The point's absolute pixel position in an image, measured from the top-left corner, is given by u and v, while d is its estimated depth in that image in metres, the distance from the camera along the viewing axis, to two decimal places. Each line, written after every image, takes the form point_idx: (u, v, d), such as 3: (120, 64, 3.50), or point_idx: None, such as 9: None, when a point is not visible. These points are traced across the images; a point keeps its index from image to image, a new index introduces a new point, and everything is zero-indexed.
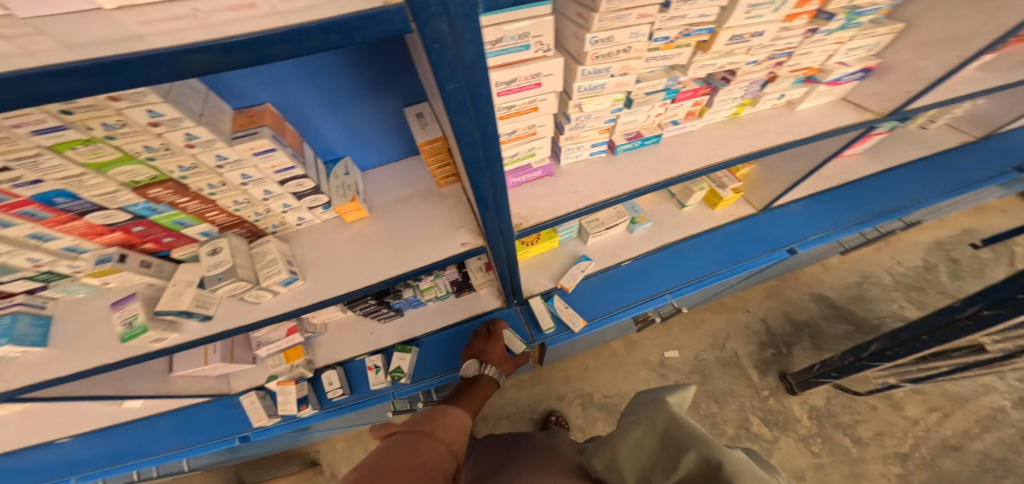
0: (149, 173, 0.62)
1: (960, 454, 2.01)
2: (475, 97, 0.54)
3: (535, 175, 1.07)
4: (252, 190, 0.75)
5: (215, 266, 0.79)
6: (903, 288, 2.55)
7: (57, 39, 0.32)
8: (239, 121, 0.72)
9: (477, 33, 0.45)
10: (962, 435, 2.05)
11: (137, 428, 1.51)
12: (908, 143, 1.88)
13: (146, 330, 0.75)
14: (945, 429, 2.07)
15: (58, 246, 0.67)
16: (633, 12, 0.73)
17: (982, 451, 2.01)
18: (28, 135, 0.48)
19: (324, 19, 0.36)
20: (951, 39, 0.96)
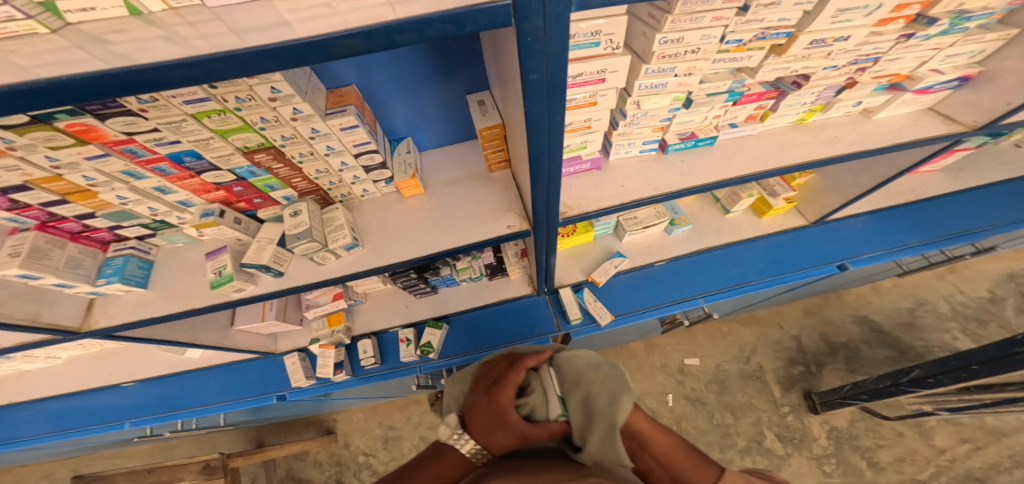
0: (258, 141, 0.73)
1: None
2: (551, 89, 0.58)
3: (584, 168, 1.10)
4: (332, 160, 0.85)
5: (295, 226, 0.89)
6: (961, 319, 2.38)
7: (238, 30, 0.43)
8: (331, 98, 0.82)
9: (565, 30, 0.49)
10: (988, 468, 1.97)
11: (189, 379, 1.61)
12: (997, 163, 1.70)
13: (232, 279, 0.86)
14: (972, 461, 1.99)
15: (174, 199, 0.81)
16: (709, 13, 0.73)
17: None
18: (180, 104, 0.59)
19: (445, 11, 0.43)
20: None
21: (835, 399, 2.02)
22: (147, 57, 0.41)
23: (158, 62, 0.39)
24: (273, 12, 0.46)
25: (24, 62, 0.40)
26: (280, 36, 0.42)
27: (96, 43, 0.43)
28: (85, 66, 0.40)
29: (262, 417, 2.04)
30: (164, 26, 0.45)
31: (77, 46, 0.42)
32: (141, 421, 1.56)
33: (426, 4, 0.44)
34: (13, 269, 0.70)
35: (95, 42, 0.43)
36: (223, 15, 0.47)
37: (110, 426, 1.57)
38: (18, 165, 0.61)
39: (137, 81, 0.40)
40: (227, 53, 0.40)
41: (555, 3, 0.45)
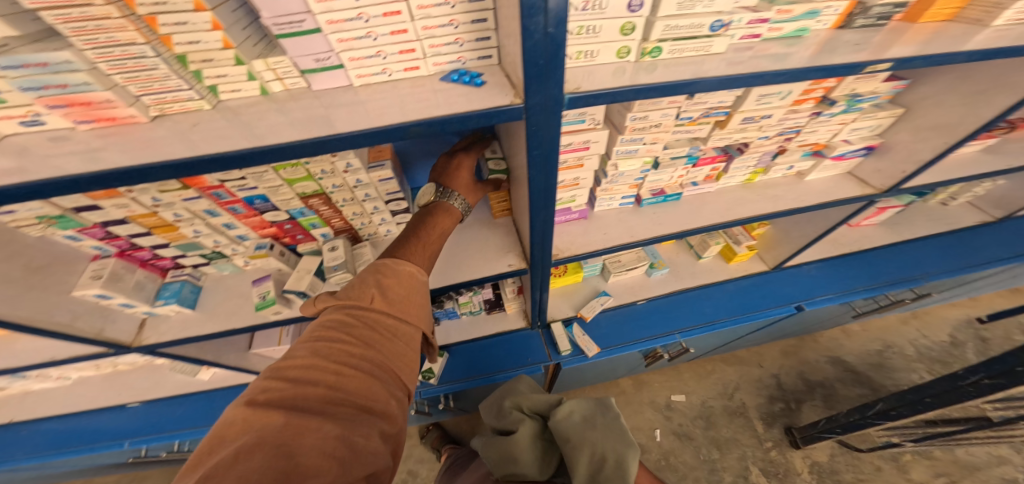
0: (314, 188, 0.90)
1: None
2: (548, 160, 0.79)
3: (573, 217, 1.31)
4: (367, 205, 1.03)
5: (332, 260, 1.05)
6: (927, 361, 2.55)
7: (342, 121, 0.64)
8: (371, 153, 1.01)
9: (559, 123, 0.71)
10: None
11: (193, 401, 1.68)
12: (925, 218, 1.99)
13: (274, 303, 1.00)
14: None
15: (235, 234, 0.97)
16: (665, 100, 0.97)
17: None
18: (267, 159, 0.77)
19: (481, 111, 0.65)
20: (943, 126, 1.12)
21: (812, 433, 2.13)
22: (279, 137, 0.61)
23: (288, 142, 0.60)
24: (355, 97, 0.69)
25: (193, 135, 0.61)
26: (367, 123, 0.64)
27: (235, 115, 0.65)
28: (238, 141, 0.60)
29: None
30: (279, 103, 0.67)
31: (223, 119, 0.64)
32: (139, 442, 1.61)
33: (467, 106, 0.66)
34: (94, 288, 0.85)
35: (233, 116, 0.65)
36: (322, 97, 0.69)
37: (104, 447, 1.60)
38: (128, 203, 0.78)
39: (274, 155, 0.60)
40: (334, 138, 0.61)
41: (552, 106, 0.67)
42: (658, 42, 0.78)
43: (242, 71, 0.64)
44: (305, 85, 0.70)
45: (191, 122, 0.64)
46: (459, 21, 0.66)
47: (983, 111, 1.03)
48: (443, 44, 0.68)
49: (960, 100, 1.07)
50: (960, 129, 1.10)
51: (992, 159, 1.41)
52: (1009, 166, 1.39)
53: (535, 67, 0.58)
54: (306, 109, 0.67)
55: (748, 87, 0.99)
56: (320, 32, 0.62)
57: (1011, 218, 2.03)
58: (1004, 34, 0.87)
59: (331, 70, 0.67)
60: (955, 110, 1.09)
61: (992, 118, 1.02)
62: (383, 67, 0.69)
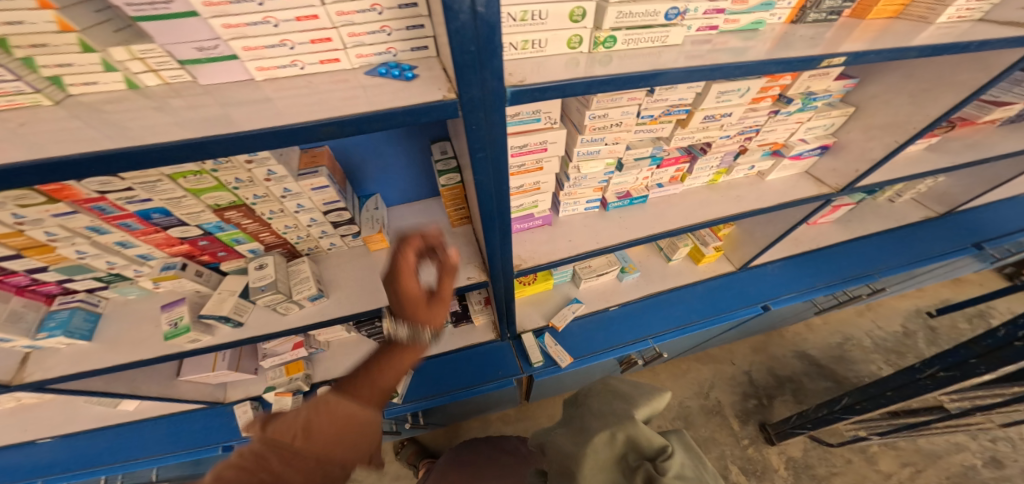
0: (229, 199, 0.79)
1: None
2: (496, 165, 0.71)
3: (536, 223, 1.24)
4: (301, 217, 0.92)
5: (260, 279, 0.93)
6: (884, 352, 2.65)
7: (236, 120, 0.54)
8: (304, 159, 0.90)
9: (503, 121, 0.63)
10: None
11: (121, 431, 1.51)
12: (876, 215, 2.07)
13: (188, 330, 0.87)
14: None
15: (135, 253, 0.84)
16: (625, 96, 0.93)
17: None
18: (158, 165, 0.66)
19: (407, 108, 0.56)
20: (892, 125, 1.14)
21: (786, 429, 2.15)
22: (151, 138, 0.50)
23: (159, 145, 0.49)
24: (259, 92, 0.59)
25: (34, 137, 0.49)
26: (269, 123, 0.53)
27: (96, 114, 0.53)
28: (95, 144, 0.49)
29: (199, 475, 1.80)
30: (158, 99, 0.56)
31: (79, 117, 0.52)
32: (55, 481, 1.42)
33: (393, 102, 0.57)
34: None
35: (95, 113, 0.53)
36: (215, 92, 0.58)
37: None
38: None
39: (141, 159, 0.48)
40: (217, 138, 0.50)
41: (492, 101, 0.59)
42: (612, 31, 0.73)
43: (94, 60, 0.52)
44: (189, 78, 0.59)
45: (25, 120, 0.51)
46: (383, 6, 0.58)
47: (930, 110, 1.05)
48: (366, 32, 0.59)
49: (908, 98, 1.09)
50: (908, 128, 1.11)
51: (934, 156, 1.46)
52: (952, 164, 1.44)
53: (465, 54, 0.51)
54: (194, 105, 0.56)
55: (708, 82, 0.96)
56: (197, 14, 0.52)
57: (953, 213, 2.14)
58: (948, 31, 0.88)
59: (220, 61, 0.57)
60: (904, 108, 1.10)
61: (937, 116, 1.04)
62: (293, 58, 0.59)
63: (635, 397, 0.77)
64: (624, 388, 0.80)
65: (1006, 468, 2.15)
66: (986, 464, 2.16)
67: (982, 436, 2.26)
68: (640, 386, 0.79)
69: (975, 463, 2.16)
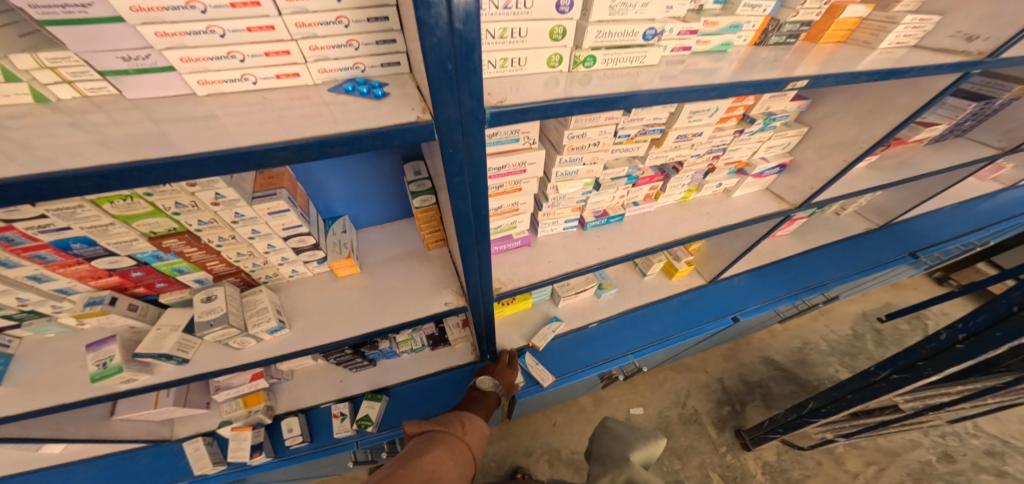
0: (169, 225, 0.70)
1: None
2: (474, 187, 0.67)
3: (515, 245, 1.20)
4: (257, 244, 0.83)
5: (207, 312, 0.83)
6: (839, 355, 2.80)
7: (173, 141, 0.46)
8: (260, 181, 0.81)
9: (482, 144, 0.59)
10: None
11: (40, 479, 1.31)
12: (828, 227, 2.21)
13: (120, 371, 0.76)
14: None
15: (52, 287, 0.72)
16: (602, 116, 0.92)
17: None
18: None
19: (374, 130, 0.51)
20: (841, 144, 1.21)
21: (760, 434, 2.19)
22: (61, 160, 0.42)
23: (70, 170, 0.40)
24: (203, 109, 0.51)
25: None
26: (214, 143, 0.46)
27: None
28: None
29: None
30: (75, 115, 0.48)
31: None
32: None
33: (360, 123, 0.52)
34: None
35: None
36: (148, 108, 0.51)
37: None
38: None
39: (45, 188, 0.40)
40: (149, 164, 0.43)
41: (470, 122, 0.55)
42: (591, 50, 0.73)
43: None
44: (114, 91, 0.52)
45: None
46: (349, 18, 0.53)
47: (875, 131, 1.12)
48: (330, 46, 0.54)
49: (854, 119, 1.15)
50: (855, 147, 1.18)
51: (876, 174, 1.58)
52: (890, 181, 1.55)
53: (442, 72, 0.47)
54: (122, 122, 0.48)
55: (680, 104, 0.98)
56: (123, 21, 0.45)
57: (893, 224, 2.32)
58: (888, 56, 0.95)
59: (150, 74, 0.50)
60: (851, 128, 1.17)
61: (883, 135, 1.12)
62: (243, 72, 0.53)
63: (631, 440, 0.93)
64: (623, 431, 0.96)
65: (956, 461, 2.29)
66: (940, 459, 2.29)
67: (933, 432, 2.40)
68: (636, 430, 0.95)
69: (930, 458, 2.29)
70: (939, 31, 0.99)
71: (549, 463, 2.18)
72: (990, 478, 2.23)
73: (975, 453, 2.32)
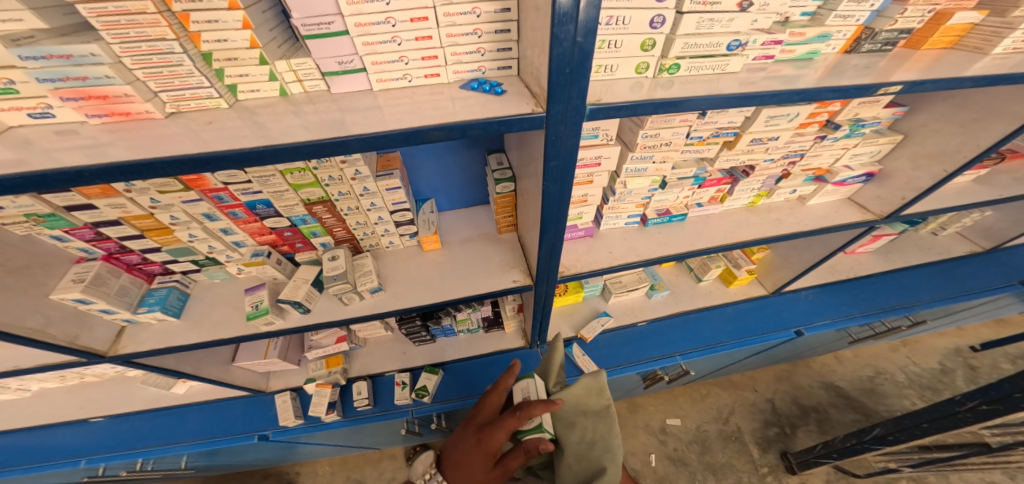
0: (319, 195, 0.88)
1: None
2: (565, 172, 0.77)
3: (579, 234, 1.30)
4: (371, 215, 1.00)
5: (332, 269, 1.01)
6: (917, 388, 2.54)
7: (354, 124, 0.63)
8: (380, 162, 0.98)
9: (577, 134, 0.70)
10: None
11: (165, 415, 1.58)
12: (919, 247, 2.03)
13: (267, 312, 0.95)
14: None
15: (232, 240, 0.93)
16: (677, 118, 0.98)
17: None
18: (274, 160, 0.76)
19: (501, 118, 0.64)
20: (942, 153, 1.15)
21: (809, 458, 2.07)
22: (286, 139, 0.59)
23: (292, 142, 0.58)
24: (372, 102, 0.68)
25: (208, 133, 0.60)
26: (387, 128, 0.62)
27: (250, 115, 0.65)
28: (244, 141, 0.58)
29: (224, 463, 1.87)
30: (295, 105, 0.67)
31: (237, 119, 0.64)
32: (99, 459, 1.49)
33: (487, 112, 0.65)
34: (75, 291, 0.80)
35: (249, 115, 0.65)
36: (339, 100, 0.69)
37: (65, 464, 1.49)
38: (124, 203, 0.75)
39: (277, 155, 0.58)
40: (337, 140, 0.59)
41: (572, 116, 0.66)
42: (676, 59, 0.80)
43: (265, 71, 0.66)
44: (324, 87, 0.71)
45: (207, 120, 0.64)
46: (486, 50, 0.70)
47: (984, 140, 1.07)
48: (465, 52, 0.69)
49: (959, 127, 1.10)
50: (959, 156, 1.12)
51: (984, 188, 1.45)
52: (1001, 197, 1.42)
53: (560, 75, 0.58)
54: (325, 112, 0.66)
55: (758, 107, 1.00)
56: (348, 34, 0.64)
57: (1001, 249, 2.07)
58: (1003, 61, 0.91)
59: (352, 73, 0.69)
60: (955, 137, 1.12)
61: (990, 145, 1.06)
62: (405, 72, 0.70)
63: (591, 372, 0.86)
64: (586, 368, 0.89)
65: None
66: None
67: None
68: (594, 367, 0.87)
69: None
70: None
71: None
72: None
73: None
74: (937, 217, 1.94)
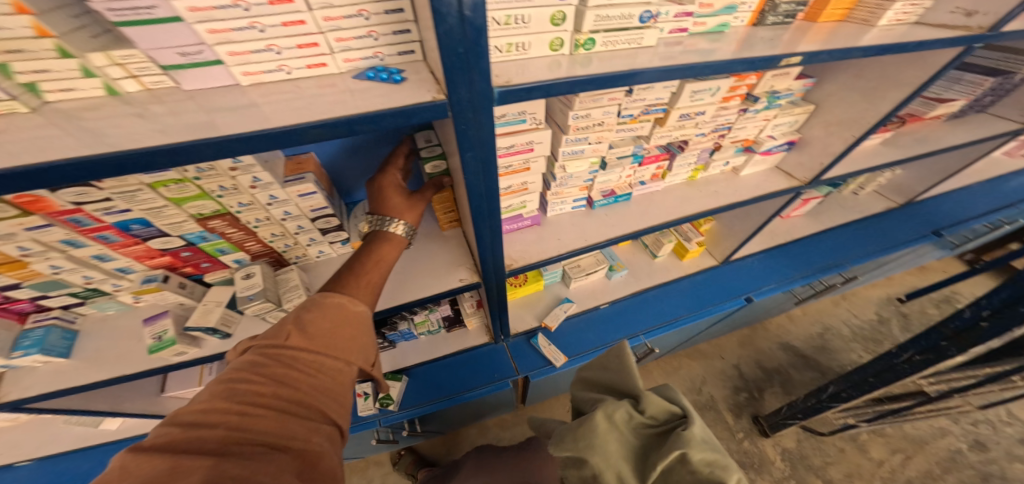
0: (212, 207, 0.77)
1: None
2: (485, 163, 0.73)
3: (525, 224, 1.26)
4: (288, 224, 0.90)
5: (248, 288, 0.91)
6: (862, 341, 2.75)
7: (221, 124, 0.54)
8: (289, 166, 0.87)
9: (490, 121, 0.65)
10: (925, 476, 2.10)
11: (107, 451, 1.46)
12: (843, 207, 2.18)
13: (173, 344, 0.87)
14: (910, 471, 2.12)
15: (112, 266, 0.81)
16: (605, 96, 0.96)
17: None
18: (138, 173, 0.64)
19: (394, 109, 0.57)
20: (848, 121, 1.21)
21: (778, 420, 2.18)
22: (131, 143, 0.49)
23: (142, 148, 0.49)
24: (240, 96, 0.58)
25: (3, 146, 0.47)
26: (260, 126, 0.53)
27: (70, 120, 0.52)
28: (71, 151, 0.47)
29: None
30: (138, 106, 0.55)
31: (54, 124, 0.51)
32: None
33: (382, 102, 0.58)
34: None
35: (69, 120, 0.52)
36: (198, 99, 0.58)
37: None
38: None
39: (130, 164, 0.49)
40: (207, 140, 0.51)
41: (480, 102, 0.61)
42: (590, 33, 0.76)
43: (73, 66, 0.51)
44: (172, 84, 0.58)
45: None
46: (379, 32, 0.61)
47: (883, 107, 1.11)
48: (353, 37, 0.59)
49: (860, 96, 1.16)
50: (863, 123, 1.17)
51: (889, 149, 1.56)
52: (906, 157, 1.53)
53: (455, 56, 0.52)
54: (176, 111, 0.55)
55: (682, 82, 1.01)
56: (181, 20, 0.51)
57: (912, 204, 2.25)
58: (888, 33, 0.95)
59: (201, 66, 0.56)
60: (856, 105, 1.17)
61: (889, 111, 1.10)
62: (279, 63, 0.59)
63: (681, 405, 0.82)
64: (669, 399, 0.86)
65: (988, 449, 2.17)
66: (971, 448, 2.17)
67: (964, 420, 2.28)
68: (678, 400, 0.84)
69: (960, 447, 2.17)
70: (940, 7, 0.97)
71: None
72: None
73: (1010, 442, 2.19)
74: (858, 177, 2.09)
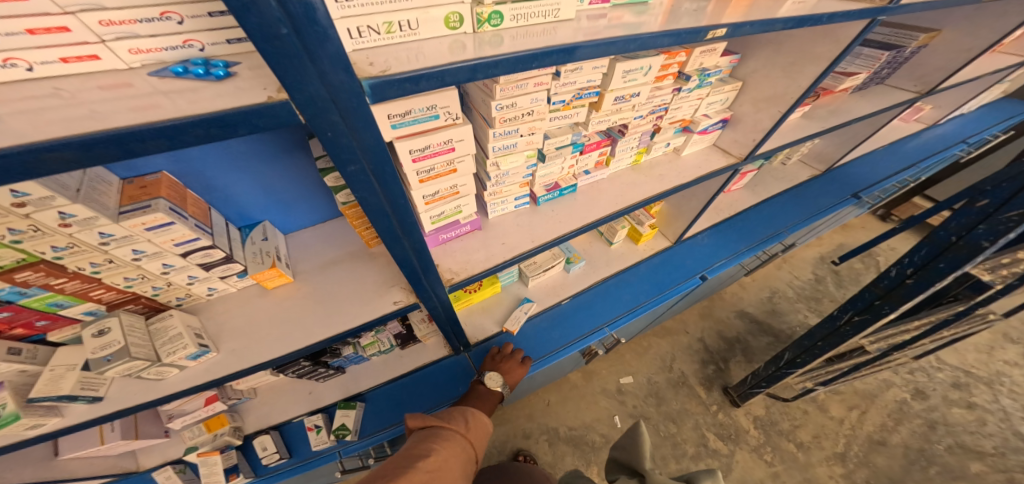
0: (14, 255, 0.61)
1: (887, 448, 2.17)
2: (379, 174, 0.60)
3: (465, 229, 1.13)
4: (148, 265, 0.72)
5: (102, 347, 0.74)
6: (805, 300, 2.89)
7: None
8: (129, 192, 0.70)
9: (370, 121, 0.52)
10: (881, 429, 2.24)
11: None
12: (775, 178, 2.22)
13: (18, 418, 0.68)
14: (867, 426, 2.25)
15: None
16: (530, 81, 0.84)
17: (902, 443, 2.18)
18: None
19: (202, 116, 0.40)
20: (774, 97, 1.17)
21: (745, 390, 2.23)
22: None
23: None
24: None
25: None
26: (5, 141, 0.36)
27: None
28: None
29: None
30: None
31: None
32: None
33: (226, 103, 0.43)
34: None
35: None
36: None
37: None
38: None
39: None
40: None
41: (344, 99, 0.47)
42: (494, 5, 0.64)
43: None
44: None
45: None
46: (179, 14, 0.46)
47: (801, 80, 1.08)
48: (135, 19, 0.44)
49: (781, 71, 1.12)
50: (787, 98, 1.13)
51: (809, 123, 1.57)
52: (823, 129, 1.54)
53: (280, 40, 0.38)
54: None
55: (613, 60, 0.92)
56: None
57: (830, 171, 2.35)
58: (799, 6, 0.89)
59: None
60: (780, 80, 1.13)
61: (808, 85, 1.07)
62: (6, 55, 0.42)
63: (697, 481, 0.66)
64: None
65: (928, 397, 2.34)
66: (914, 396, 2.34)
67: (903, 370, 2.46)
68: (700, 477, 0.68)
69: (905, 397, 2.34)
70: None
71: (549, 442, 2.22)
72: (961, 410, 2.30)
73: (945, 387, 2.38)
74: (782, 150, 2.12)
